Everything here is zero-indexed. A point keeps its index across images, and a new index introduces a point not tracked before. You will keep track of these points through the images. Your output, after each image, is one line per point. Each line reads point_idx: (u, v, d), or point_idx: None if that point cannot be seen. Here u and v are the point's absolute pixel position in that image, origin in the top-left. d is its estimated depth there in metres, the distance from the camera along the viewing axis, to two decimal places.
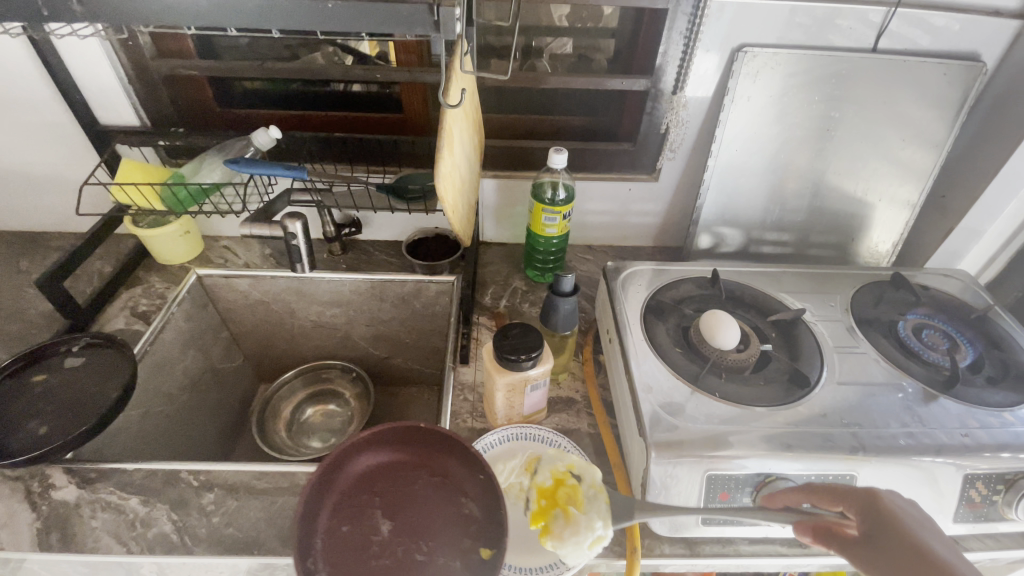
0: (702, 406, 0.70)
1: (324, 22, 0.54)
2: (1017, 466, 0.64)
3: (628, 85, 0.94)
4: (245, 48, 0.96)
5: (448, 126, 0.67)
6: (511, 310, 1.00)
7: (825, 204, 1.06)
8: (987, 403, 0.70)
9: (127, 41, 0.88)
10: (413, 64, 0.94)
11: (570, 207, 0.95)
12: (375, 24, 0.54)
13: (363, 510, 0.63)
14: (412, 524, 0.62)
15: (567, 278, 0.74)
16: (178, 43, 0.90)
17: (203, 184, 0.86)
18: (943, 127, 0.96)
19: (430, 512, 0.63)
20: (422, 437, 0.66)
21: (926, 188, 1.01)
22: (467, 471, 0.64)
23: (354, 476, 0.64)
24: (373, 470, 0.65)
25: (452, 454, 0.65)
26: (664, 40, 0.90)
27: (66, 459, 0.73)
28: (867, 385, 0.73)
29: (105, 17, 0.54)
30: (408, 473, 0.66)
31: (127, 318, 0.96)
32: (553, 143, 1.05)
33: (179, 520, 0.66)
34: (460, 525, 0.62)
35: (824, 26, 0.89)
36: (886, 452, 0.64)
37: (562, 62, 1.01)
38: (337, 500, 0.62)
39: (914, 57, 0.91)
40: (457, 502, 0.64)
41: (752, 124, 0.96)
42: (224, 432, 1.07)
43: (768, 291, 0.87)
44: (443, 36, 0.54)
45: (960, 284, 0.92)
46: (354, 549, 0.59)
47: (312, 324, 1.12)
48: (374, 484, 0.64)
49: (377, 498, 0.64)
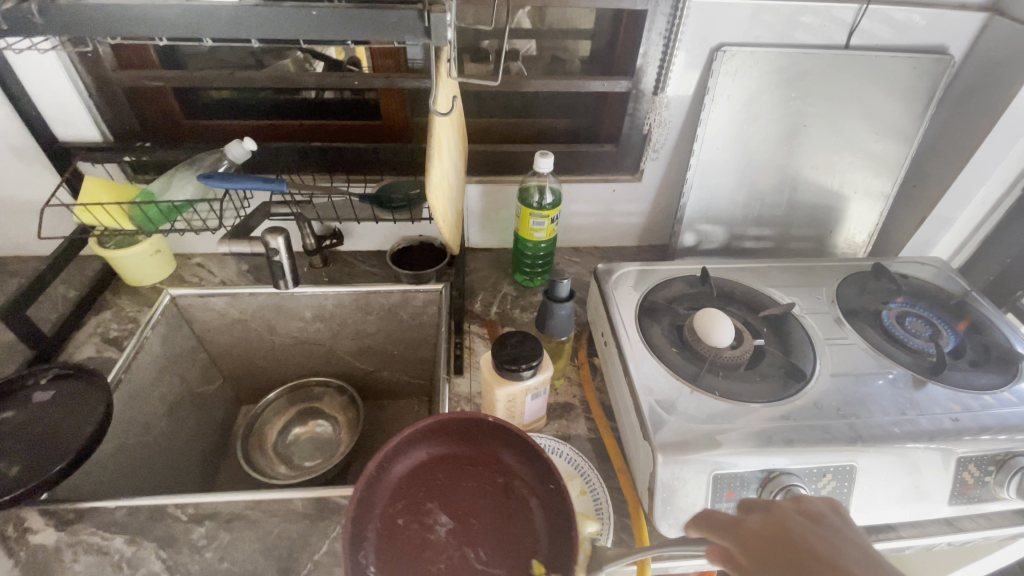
0: (704, 405, 0.70)
1: (310, 31, 0.52)
2: (1005, 447, 0.66)
3: (610, 86, 0.94)
4: (212, 58, 0.92)
5: (436, 135, 0.65)
6: (502, 317, 0.99)
7: (804, 198, 1.08)
8: (972, 387, 0.73)
9: (86, 53, 0.83)
10: (390, 70, 0.92)
11: (558, 211, 0.94)
12: (362, 31, 0.53)
13: (419, 508, 0.64)
14: (471, 526, 0.63)
15: (563, 283, 0.74)
16: (141, 53, 0.85)
17: (175, 200, 0.82)
18: (912, 120, 0.99)
19: (490, 517, 0.64)
20: (489, 437, 0.67)
21: (898, 179, 1.05)
22: (531, 470, 0.65)
23: (408, 473, 0.65)
24: (430, 467, 0.67)
25: (522, 460, 0.66)
26: (645, 41, 0.90)
27: (39, 501, 0.68)
28: (859, 375, 0.75)
29: (70, 29, 0.51)
30: (467, 471, 0.67)
31: (98, 344, 0.91)
32: (536, 146, 1.04)
33: (168, 558, 0.63)
34: (523, 526, 0.62)
35: (798, 24, 0.91)
36: (883, 440, 0.65)
37: (542, 65, 1.00)
38: (392, 497, 0.64)
39: (884, 53, 0.94)
40: (522, 502, 0.64)
41: (731, 122, 0.98)
42: (206, 458, 1.03)
43: (756, 287, 0.88)
44: (434, 42, 0.53)
45: (935, 271, 0.96)
46: (410, 545, 0.61)
47: (295, 340, 1.08)
48: (428, 481, 0.66)
49: (434, 496, 0.65)
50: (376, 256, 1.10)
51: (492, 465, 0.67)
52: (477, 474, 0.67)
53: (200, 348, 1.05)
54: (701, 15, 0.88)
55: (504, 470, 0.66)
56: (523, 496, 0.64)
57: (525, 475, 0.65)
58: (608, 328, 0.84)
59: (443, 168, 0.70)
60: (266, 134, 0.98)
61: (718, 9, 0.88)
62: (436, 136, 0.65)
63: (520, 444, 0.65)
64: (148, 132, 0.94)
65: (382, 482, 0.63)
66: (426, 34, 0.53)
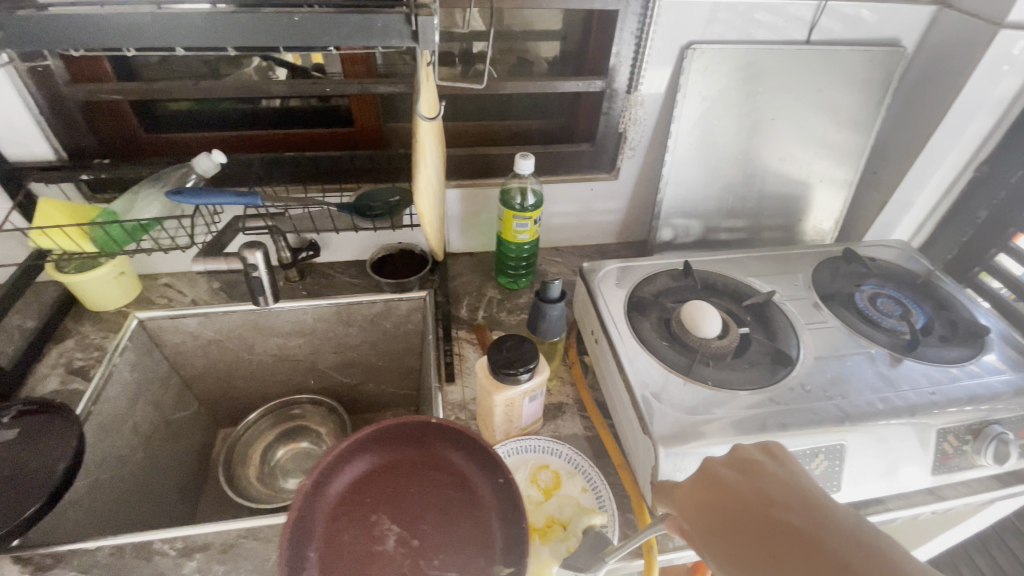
0: (698, 396, 0.71)
1: (293, 37, 0.51)
2: (979, 416, 0.70)
3: (584, 87, 0.95)
4: (172, 68, 0.88)
5: (418, 140, 0.66)
6: (489, 321, 0.98)
7: (773, 189, 1.12)
8: (943, 361, 0.77)
9: (34, 66, 0.78)
10: (361, 75, 0.90)
11: (540, 212, 0.95)
12: (346, 36, 0.52)
13: (364, 521, 0.62)
14: (421, 534, 0.61)
15: (555, 284, 0.74)
16: (95, 65, 0.81)
17: (141, 219, 0.78)
18: (870, 110, 1.04)
19: (441, 520, 0.62)
20: (435, 437, 0.67)
21: (859, 167, 1.10)
22: (478, 467, 0.65)
23: (351, 486, 0.64)
24: (375, 478, 0.65)
25: (468, 457, 0.65)
26: (617, 41, 0.91)
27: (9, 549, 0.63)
28: (840, 357, 0.77)
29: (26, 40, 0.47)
30: (415, 478, 0.66)
31: (61, 376, 0.85)
32: (513, 148, 1.04)
33: None
34: (478, 527, 0.61)
35: (762, 21, 0.94)
36: (869, 418, 0.68)
37: (515, 67, 1.00)
38: (336, 512, 0.61)
39: (842, 47, 0.99)
40: (475, 504, 0.64)
41: (703, 118, 1.00)
42: (186, 487, 0.98)
43: (737, 277, 0.91)
44: (421, 46, 0.53)
45: (898, 252, 1.01)
46: (356, 558, 0.59)
47: (275, 358, 1.05)
48: (374, 493, 0.64)
49: (379, 507, 0.63)
50: (355, 266, 1.07)
51: (442, 470, 0.66)
52: (427, 477, 0.66)
53: (172, 372, 1.00)
54: (671, 14, 0.90)
55: (454, 474, 0.66)
56: (474, 494, 0.64)
57: (476, 476, 0.65)
58: (598, 325, 0.84)
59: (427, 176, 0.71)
60: (233, 146, 0.95)
61: (686, 9, 0.90)
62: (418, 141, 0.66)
63: (466, 442, 0.66)
64: (106, 148, 0.89)
65: (323, 496, 0.61)
66: (411, 37, 0.53)
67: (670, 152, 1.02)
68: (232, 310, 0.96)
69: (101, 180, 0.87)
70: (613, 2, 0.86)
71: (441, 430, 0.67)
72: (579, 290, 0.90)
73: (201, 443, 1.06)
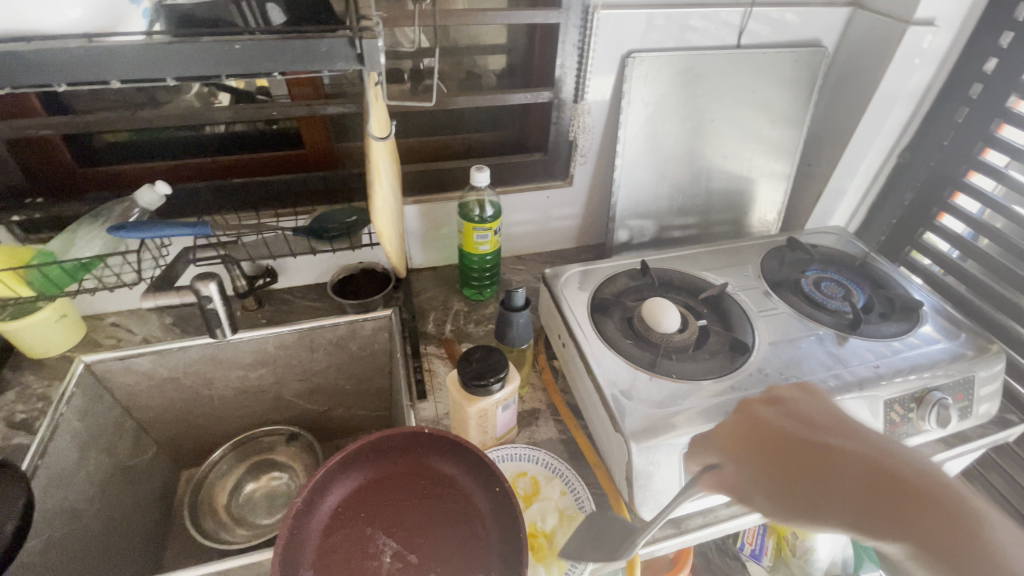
0: (664, 389, 0.73)
1: (236, 64, 0.51)
2: (920, 384, 0.75)
3: (532, 98, 0.97)
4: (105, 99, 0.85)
5: (373, 159, 0.65)
6: (457, 334, 0.98)
7: (718, 186, 1.18)
8: (884, 336, 0.82)
9: None
10: (308, 96, 0.90)
11: (499, 223, 0.96)
12: (289, 62, 0.52)
13: (362, 535, 0.65)
14: (420, 543, 0.65)
15: (518, 293, 0.75)
16: (21, 102, 0.77)
17: (81, 258, 0.74)
18: (800, 107, 1.11)
19: (436, 531, 0.65)
20: (427, 446, 0.69)
21: (795, 161, 1.17)
22: (472, 478, 0.67)
23: (346, 502, 0.66)
24: (368, 492, 0.68)
25: (462, 467, 0.67)
26: (562, 53, 0.94)
27: None
28: (792, 340, 0.82)
29: None
30: (407, 490, 0.68)
31: (2, 431, 0.79)
32: (468, 161, 1.05)
33: None
34: (473, 533, 0.64)
35: (695, 28, 0.99)
36: (822, 396, 0.72)
37: (461, 82, 1.01)
38: (334, 528, 0.65)
39: (770, 50, 1.05)
40: (469, 510, 0.66)
41: (648, 123, 1.04)
42: (149, 536, 0.93)
43: (692, 272, 0.95)
44: (367, 68, 0.53)
45: (837, 237, 1.07)
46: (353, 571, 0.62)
47: (237, 391, 1.01)
48: (369, 507, 0.67)
49: (375, 519, 0.66)
50: (315, 290, 1.05)
51: (435, 479, 0.69)
52: (419, 487, 0.68)
53: (126, 416, 0.95)
54: (611, 24, 0.93)
55: (447, 481, 0.68)
56: (467, 503, 0.66)
57: (469, 482, 0.67)
58: (564, 330, 0.86)
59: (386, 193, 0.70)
60: (177, 176, 0.92)
61: (624, 19, 0.94)
62: (373, 160, 0.65)
63: (459, 451, 0.68)
64: (38, 185, 0.85)
65: (318, 516, 0.64)
66: (358, 59, 0.53)
67: (619, 156, 1.06)
68: (188, 345, 0.92)
69: (36, 220, 0.83)
70: (553, 16, 0.89)
71: (432, 440, 0.69)
72: (544, 296, 0.91)
73: (163, 488, 1.01)
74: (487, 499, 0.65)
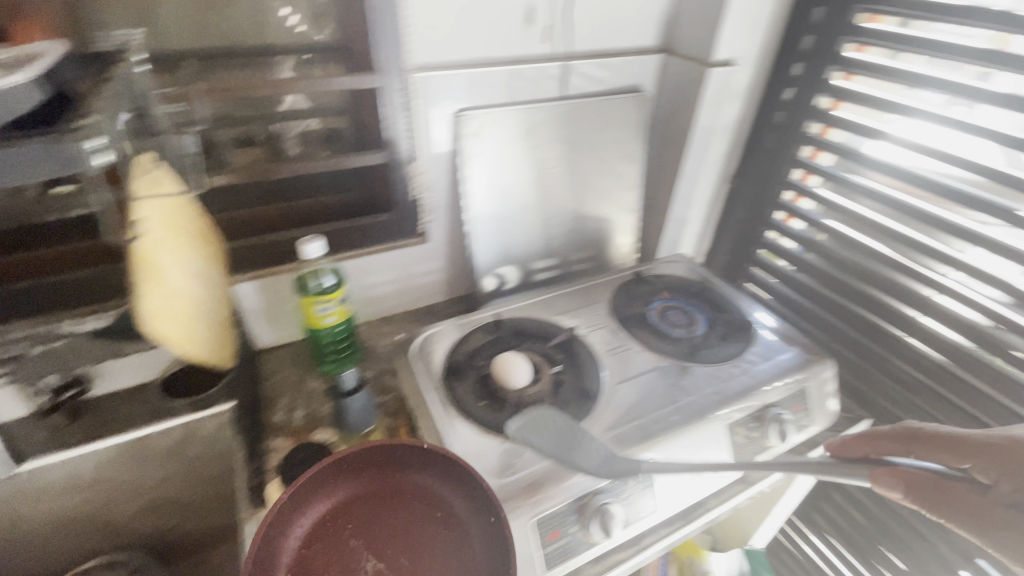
0: (516, 451, 0.71)
1: None
2: (756, 404, 0.79)
3: (366, 160, 0.94)
4: None
5: (139, 264, 0.72)
6: (313, 417, 0.90)
7: (574, 226, 1.21)
8: (723, 359, 0.86)
9: None
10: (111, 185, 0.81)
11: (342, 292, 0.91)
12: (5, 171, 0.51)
13: (346, 549, 0.63)
14: (402, 561, 0.63)
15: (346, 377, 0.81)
16: None
17: None
18: (634, 147, 1.18)
19: (428, 545, 0.64)
20: (401, 459, 0.69)
21: (640, 195, 1.24)
22: (462, 497, 0.66)
23: (303, 529, 0.64)
24: (332, 519, 0.66)
25: (449, 480, 0.67)
26: (393, 110, 0.93)
27: None
28: (641, 377, 0.83)
29: None
30: (370, 514, 0.66)
31: None
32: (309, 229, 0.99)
33: None
34: (463, 544, 0.64)
35: (522, 81, 1.03)
36: (667, 432, 0.73)
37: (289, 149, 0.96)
38: (292, 561, 0.62)
39: (598, 96, 1.11)
40: (440, 528, 0.66)
41: (488, 174, 1.06)
42: None
43: (548, 319, 0.95)
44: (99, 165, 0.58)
45: (683, 265, 1.13)
46: None
47: (48, 527, 0.84)
48: (321, 542, 0.63)
49: (326, 553, 0.63)
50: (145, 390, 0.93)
51: (410, 495, 0.68)
52: (398, 508, 0.67)
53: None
54: (437, 82, 0.94)
55: (429, 493, 0.68)
56: (454, 516, 0.66)
57: (445, 501, 0.67)
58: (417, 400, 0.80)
59: (181, 278, 0.76)
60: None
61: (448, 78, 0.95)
62: (140, 264, 0.72)
63: (444, 466, 0.67)
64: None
65: (293, 539, 0.62)
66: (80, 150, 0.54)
67: (468, 208, 1.06)
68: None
69: None
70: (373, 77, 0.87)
71: (421, 455, 0.68)
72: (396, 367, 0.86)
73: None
74: (477, 504, 0.65)
